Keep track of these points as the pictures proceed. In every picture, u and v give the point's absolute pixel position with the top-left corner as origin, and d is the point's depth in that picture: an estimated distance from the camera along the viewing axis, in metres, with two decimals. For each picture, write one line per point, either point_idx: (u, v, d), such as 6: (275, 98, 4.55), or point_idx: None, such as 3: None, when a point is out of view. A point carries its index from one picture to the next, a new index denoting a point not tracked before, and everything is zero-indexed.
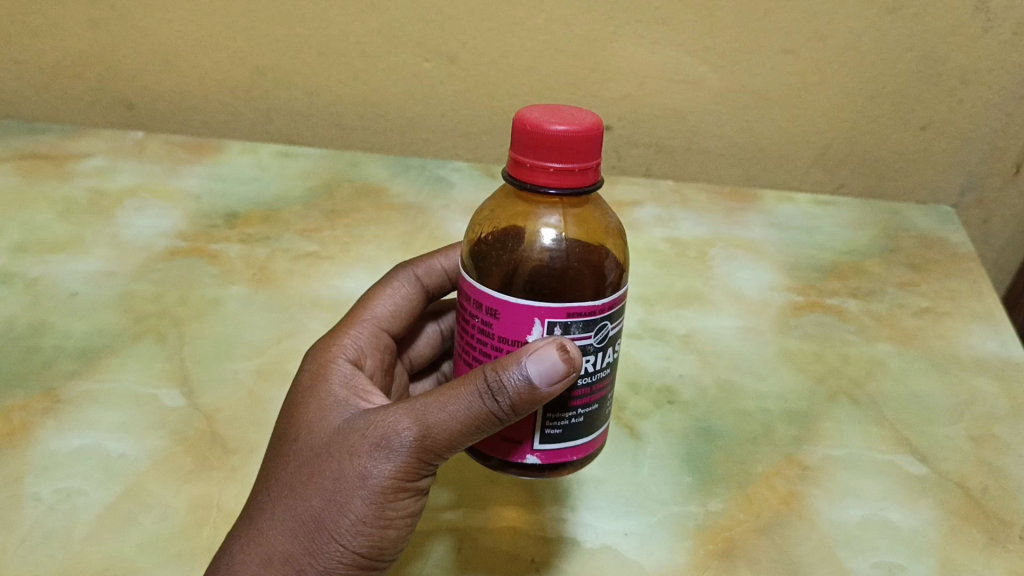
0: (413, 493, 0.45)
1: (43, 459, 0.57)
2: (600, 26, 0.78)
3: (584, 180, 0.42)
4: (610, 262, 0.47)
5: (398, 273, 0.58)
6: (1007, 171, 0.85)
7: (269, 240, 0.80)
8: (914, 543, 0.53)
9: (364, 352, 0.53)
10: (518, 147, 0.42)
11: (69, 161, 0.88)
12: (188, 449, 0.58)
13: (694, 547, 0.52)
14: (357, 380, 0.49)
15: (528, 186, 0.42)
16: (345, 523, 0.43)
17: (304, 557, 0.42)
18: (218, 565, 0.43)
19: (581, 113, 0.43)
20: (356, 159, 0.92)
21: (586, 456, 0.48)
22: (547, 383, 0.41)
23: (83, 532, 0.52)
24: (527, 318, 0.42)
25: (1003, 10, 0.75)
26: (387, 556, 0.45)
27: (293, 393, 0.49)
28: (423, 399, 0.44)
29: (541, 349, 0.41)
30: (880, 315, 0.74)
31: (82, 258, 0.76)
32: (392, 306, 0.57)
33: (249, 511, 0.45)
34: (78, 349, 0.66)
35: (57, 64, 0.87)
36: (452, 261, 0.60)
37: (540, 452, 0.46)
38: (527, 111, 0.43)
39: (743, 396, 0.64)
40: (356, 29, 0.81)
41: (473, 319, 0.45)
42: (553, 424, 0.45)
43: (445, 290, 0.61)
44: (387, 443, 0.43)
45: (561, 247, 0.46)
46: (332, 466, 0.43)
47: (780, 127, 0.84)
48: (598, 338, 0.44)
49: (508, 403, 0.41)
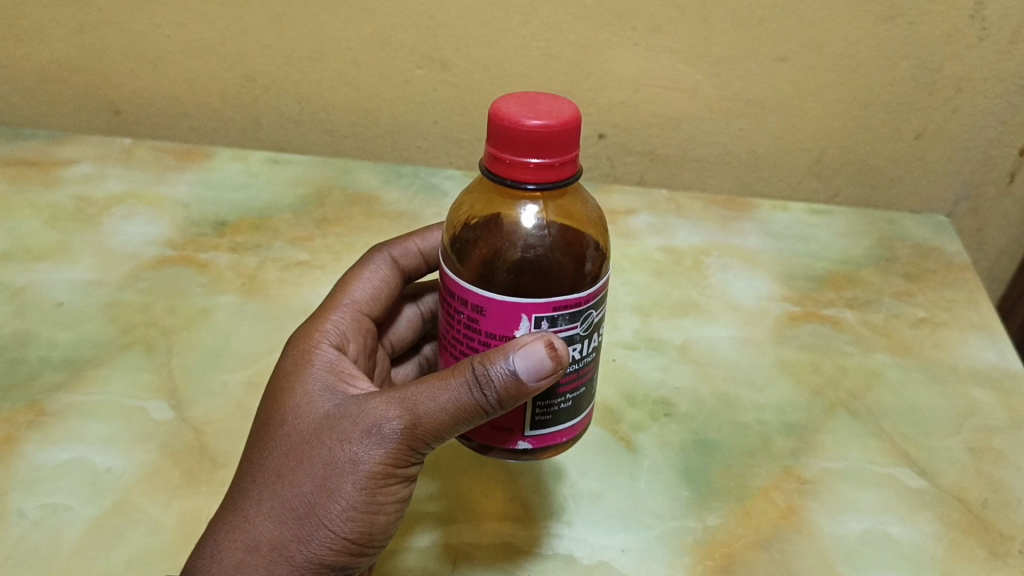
0: (402, 480, 0.44)
1: (28, 474, 0.56)
2: (595, 33, 0.77)
3: (562, 174, 0.42)
4: (591, 249, 0.46)
5: (374, 257, 0.57)
6: (1002, 179, 0.85)
7: (259, 249, 0.79)
8: (914, 557, 0.53)
9: (347, 336, 0.52)
10: (495, 141, 0.42)
11: (56, 168, 0.87)
12: (176, 463, 0.57)
13: (693, 562, 0.52)
14: (342, 365, 0.48)
15: (508, 182, 0.42)
16: (334, 510, 0.42)
17: (293, 544, 0.42)
18: (203, 552, 0.42)
19: (558, 105, 0.42)
20: (348, 166, 0.91)
21: (573, 437, 0.48)
22: (536, 377, 0.41)
23: (69, 548, 0.51)
24: (513, 315, 0.42)
25: (998, 18, 0.74)
26: (376, 543, 0.45)
27: (276, 379, 0.48)
28: (412, 387, 0.43)
29: (530, 344, 0.41)
30: (876, 325, 0.74)
31: (68, 267, 0.75)
32: (370, 289, 0.56)
33: (233, 496, 0.44)
34: (64, 359, 0.65)
35: (43, 69, 0.86)
36: (428, 244, 0.60)
37: (530, 438, 0.46)
38: (503, 104, 0.42)
39: (739, 407, 0.64)
40: (347, 35, 0.80)
41: (459, 315, 0.44)
42: (542, 411, 0.45)
43: (421, 271, 0.60)
44: (376, 430, 0.43)
45: (544, 240, 0.45)
46: (321, 453, 0.43)
47: (775, 136, 0.83)
48: (584, 326, 0.44)
49: (496, 395, 0.41)
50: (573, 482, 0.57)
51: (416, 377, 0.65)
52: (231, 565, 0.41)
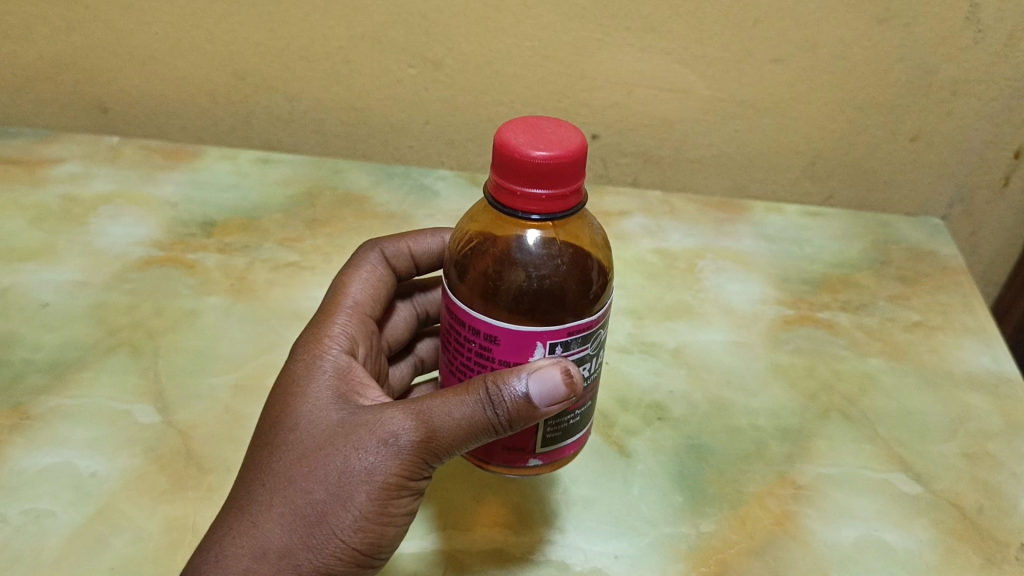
0: (413, 493, 0.45)
1: (12, 479, 0.55)
2: (588, 34, 0.77)
3: (567, 205, 0.42)
4: (596, 271, 0.46)
5: (366, 256, 0.56)
6: (996, 182, 0.85)
7: (248, 250, 0.78)
8: (910, 565, 0.53)
9: (356, 339, 0.51)
10: (502, 171, 0.41)
11: (42, 167, 0.86)
12: (162, 468, 0.56)
13: (686, 569, 0.51)
14: (352, 372, 0.48)
15: (514, 213, 0.42)
16: (346, 520, 0.42)
17: (301, 552, 0.42)
18: (208, 556, 0.42)
19: (564, 134, 0.42)
20: (338, 166, 0.90)
21: (578, 448, 0.51)
22: (548, 402, 0.42)
23: (52, 555, 0.50)
24: (529, 343, 0.43)
25: (994, 21, 0.74)
26: (382, 554, 0.45)
27: (284, 382, 0.48)
28: (426, 401, 0.44)
29: (544, 369, 0.42)
30: (871, 329, 0.73)
31: (54, 267, 0.74)
32: (370, 289, 0.55)
33: (239, 501, 0.43)
34: (48, 362, 0.64)
35: (29, 67, 0.84)
36: (421, 246, 0.59)
37: (541, 455, 0.48)
38: (509, 131, 0.42)
39: (734, 412, 0.63)
40: (338, 34, 0.79)
41: (469, 343, 0.45)
42: (553, 430, 0.47)
43: (413, 273, 0.60)
44: (391, 441, 0.43)
45: (557, 269, 0.44)
46: (334, 461, 0.43)
47: (770, 137, 0.83)
48: (594, 346, 0.46)
49: (509, 414, 0.42)
50: (567, 488, 0.57)
51: (411, 378, 0.64)
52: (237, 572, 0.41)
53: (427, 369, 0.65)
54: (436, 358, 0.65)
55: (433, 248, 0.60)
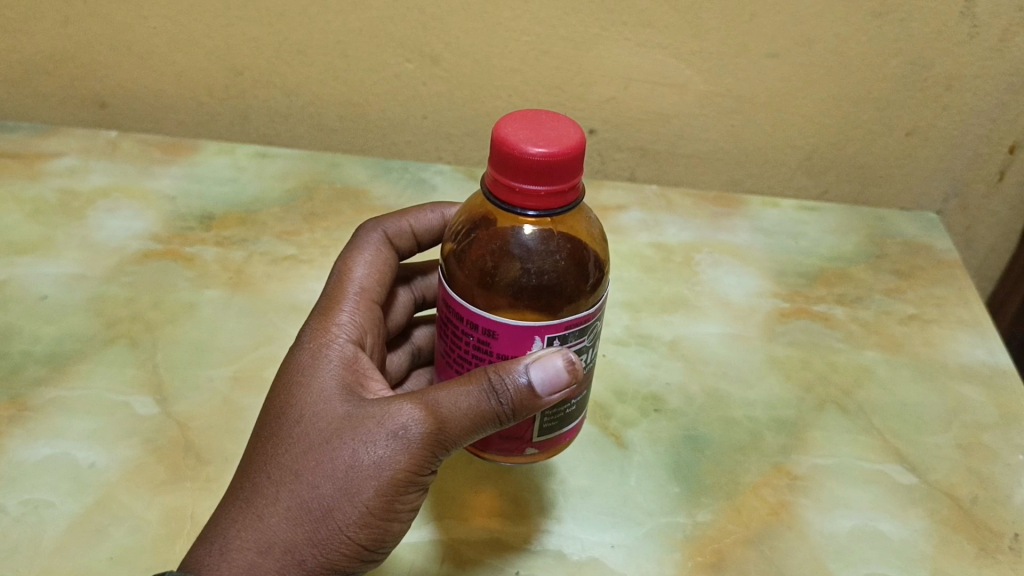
0: (419, 487, 0.45)
1: (10, 470, 0.55)
2: (585, 28, 0.77)
3: (565, 201, 0.42)
4: (593, 264, 0.46)
5: (369, 238, 0.56)
6: (991, 177, 0.85)
7: (245, 243, 0.78)
8: (905, 554, 0.53)
9: (363, 328, 0.52)
10: (499, 167, 0.42)
11: (40, 161, 0.86)
12: (161, 459, 0.56)
13: (682, 559, 0.52)
14: (358, 363, 0.48)
15: (511, 209, 0.42)
16: (351, 514, 0.43)
17: (307, 548, 0.42)
18: (212, 550, 0.42)
19: (563, 129, 0.42)
20: (336, 160, 0.90)
21: (573, 435, 0.51)
22: (550, 391, 0.43)
23: (51, 545, 0.51)
24: (527, 337, 0.43)
25: (989, 15, 0.74)
26: (385, 549, 0.46)
27: (289, 372, 0.48)
28: (433, 392, 0.44)
29: (546, 357, 0.42)
30: (867, 322, 0.74)
31: (52, 260, 0.74)
32: (375, 274, 0.55)
33: (244, 493, 0.43)
34: (46, 354, 0.64)
35: (26, 61, 0.84)
36: (422, 223, 0.59)
37: (538, 443, 0.48)
38: (508, 126, 0.42)
39: (730, 404, 0.64)
40: (335, 28, 0.79)
41: (467, 337, 0.45)
42: (550, 420, 0.47)
43: (411, 251, 0.60)
44: (398, 434, 0.43)
45: (556, 264, 0.45)
46: (341, 454, 0.43)
47: (766, 132, 0.83)
48: (590, 337, 0.46)
49: (513, 403, 0.43)
50: (564, 478, 0.57)
51: (408, 365, 0.64)
52: (242, 567, 0.41)
53: (423, 357, 0.65)
54: (433, 345, 0.66)
55: (433, 225, 0.60)
